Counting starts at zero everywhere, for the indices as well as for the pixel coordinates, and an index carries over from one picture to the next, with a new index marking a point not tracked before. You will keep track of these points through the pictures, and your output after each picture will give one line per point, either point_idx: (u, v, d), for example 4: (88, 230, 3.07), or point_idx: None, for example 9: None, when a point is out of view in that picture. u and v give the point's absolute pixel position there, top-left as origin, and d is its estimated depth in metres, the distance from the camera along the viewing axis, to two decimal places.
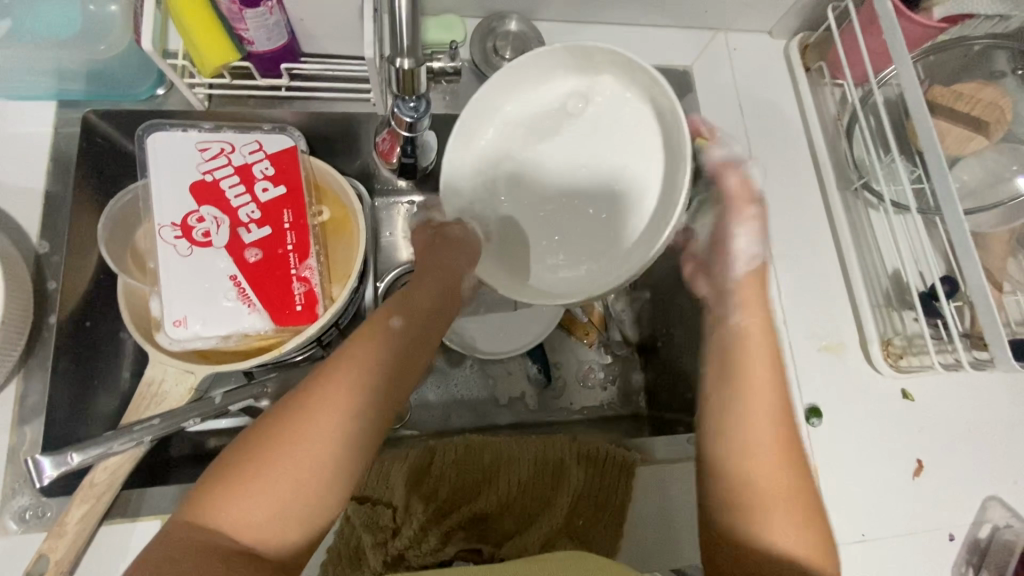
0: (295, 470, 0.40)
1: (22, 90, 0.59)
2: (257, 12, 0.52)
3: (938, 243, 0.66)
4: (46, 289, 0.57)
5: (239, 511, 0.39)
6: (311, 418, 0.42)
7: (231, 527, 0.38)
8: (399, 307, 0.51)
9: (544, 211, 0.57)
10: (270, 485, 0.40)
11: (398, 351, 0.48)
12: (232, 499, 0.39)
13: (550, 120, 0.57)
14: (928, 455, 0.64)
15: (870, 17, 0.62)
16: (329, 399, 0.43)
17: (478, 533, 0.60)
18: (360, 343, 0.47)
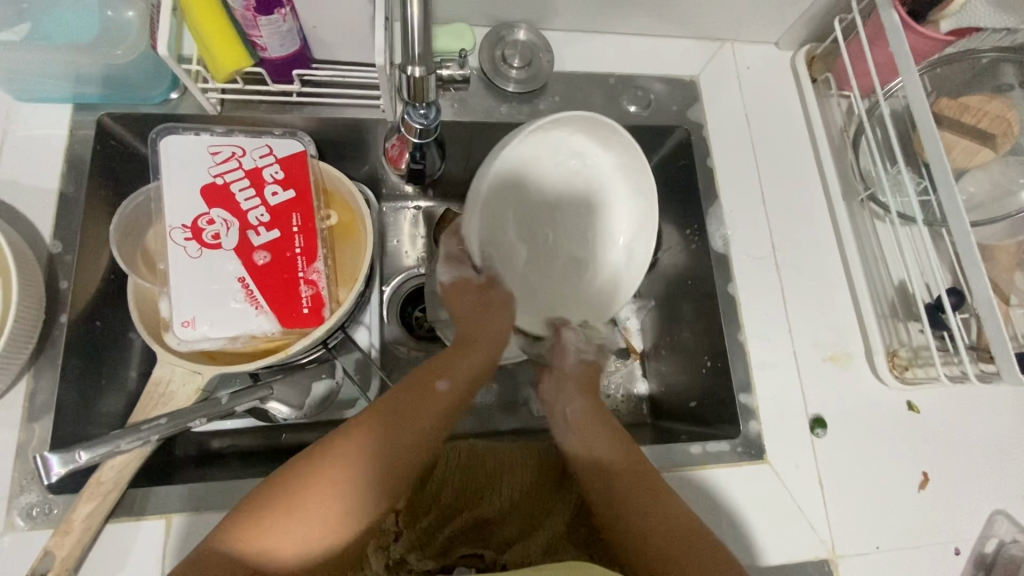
0: (331, 510, 0.44)
1: (38, 93, 0.60)
2: (271, 19, 0.53)
3: (944, 255, 0.66)
4: (57, 288, 0.57)
5: (266, 541, 0.42)
6: (345, 471, 0.45)
7: (254, 558, 0.41)
8: (447, 369, 0.55)
9: (541, 248, 0.62)
10: (305, 520, 0.43)
11: (442, 413, 0.52)
12: (268, 525, 0.42)
13: (543, 164, 0.61)
14: (934, 468, 0.63)
15: (876, 29, 0.62)
16: (363, 454, 0.46)
17: (480, 538, 0.60)
18: (404, 399, 0.50)
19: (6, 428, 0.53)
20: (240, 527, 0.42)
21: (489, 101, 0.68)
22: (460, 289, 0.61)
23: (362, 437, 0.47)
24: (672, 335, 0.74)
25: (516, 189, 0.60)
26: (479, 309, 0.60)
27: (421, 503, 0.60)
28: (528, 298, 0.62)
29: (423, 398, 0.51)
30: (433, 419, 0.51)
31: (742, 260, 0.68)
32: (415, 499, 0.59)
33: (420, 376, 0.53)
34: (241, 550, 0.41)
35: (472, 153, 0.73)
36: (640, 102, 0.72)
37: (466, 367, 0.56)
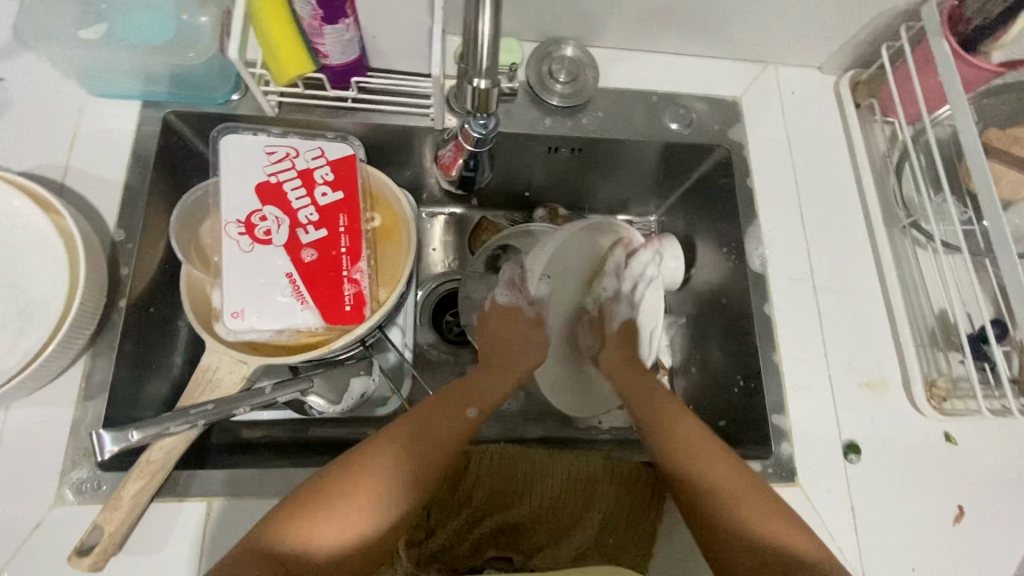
0: (366, 511, 0.47)
1: (111, 89, 0.64)
2: (335, 28, 0.55)
3: (988, 286, 0.65)
4: (118, 274, 0.60)
5: (291, 527, 0.45)
6: (370, 471, 0.49)
7: (278, 543, 0.44)
8: (476, 395, 0.59)
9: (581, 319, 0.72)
10: (341, 518, 0.46)
11: (463, 434, 0.56)
12: (308, 522, 0.45)
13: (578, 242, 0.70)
14: (970, 502, 0.62)
15: (925, 58, 0.63)
16: (387, 458, 0.50)
17: (510, 541, 0.61)
18: (430, 417, 0.55)
19: (63, 405, 0.56)
20: (279, 523, 0.45)
21: (534, 114, 0.69)
22: (505, 318, 0.67)
23: (391, 446, 0.51)
24: (702, 353, 0.74)
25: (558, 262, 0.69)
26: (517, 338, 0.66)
27: (453, 503, 0.61)
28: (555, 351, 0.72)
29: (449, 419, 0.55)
30: (454, 438, 0.55)
31: (780, 281, 0.68)
32: (447, 499, 0.61)
33: (446, 395, 0.58)
34: (280, 547, 0.44)
35: (514, 164, 0.75)
36: (682, 120, 0.72)
37: (491, 394, 0.60)
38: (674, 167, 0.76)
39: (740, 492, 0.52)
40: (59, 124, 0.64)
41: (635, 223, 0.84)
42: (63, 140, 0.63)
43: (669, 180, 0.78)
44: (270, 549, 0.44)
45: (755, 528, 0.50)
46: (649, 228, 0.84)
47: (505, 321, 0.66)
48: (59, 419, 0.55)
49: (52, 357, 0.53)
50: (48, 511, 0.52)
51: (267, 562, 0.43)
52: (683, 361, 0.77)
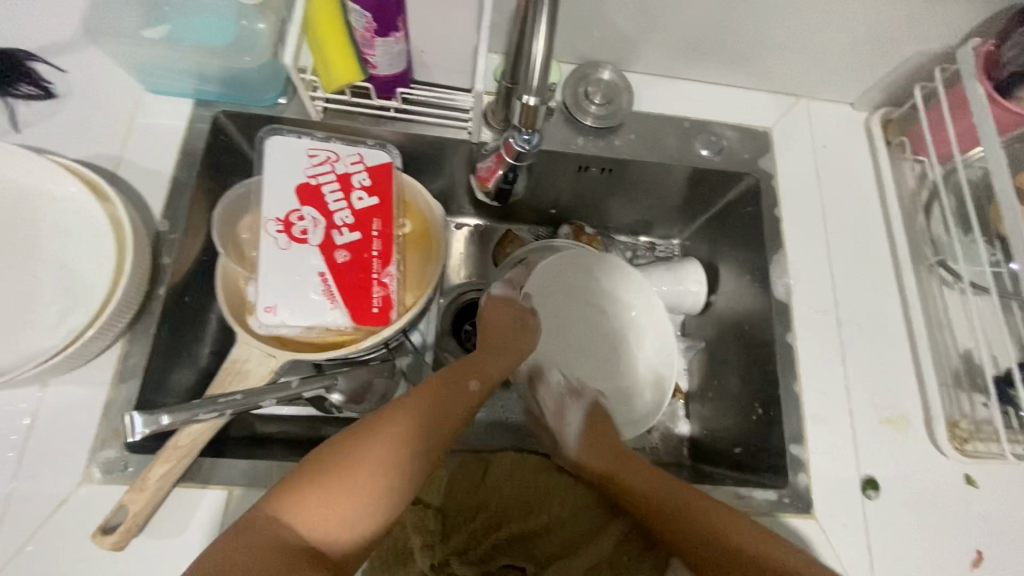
0: (375, 485, 0.45)
1: (166, 86, 0.67)
2: (386, 41, 0.58)
3: (1015, 329, 0.65)
4: (159, 262, 0.62)
5: (302, 511, 0.43)
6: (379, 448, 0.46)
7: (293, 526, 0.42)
8: (478, 369, 0.57)
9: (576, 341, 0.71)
10: (355, 507, 0.44)
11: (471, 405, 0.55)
12: (323, 510, 0.43)
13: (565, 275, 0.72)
14: (989, 547, 0.61)
15: (959, 99, 0.63)
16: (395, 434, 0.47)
17: (523, 552, 0.61)
18: (438, 391, 0.52)
19: (97, 386, 0.57)
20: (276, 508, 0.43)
21: (567, 132, 0.71)
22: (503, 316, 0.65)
23: (410, 429, 0.48)
24: (719, 379, 0.74)
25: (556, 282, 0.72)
26: (507, 325, 0.64)
27: (468, 506, 0.61)
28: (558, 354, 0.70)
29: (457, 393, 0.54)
30: (462, 410, 0.54)
31: (804, 311, 0.68)
32: (462, 503, 0.61)
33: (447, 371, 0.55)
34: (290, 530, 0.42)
35: (544, 181, 0.76)
36: (712, 147, 0.74)
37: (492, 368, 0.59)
38: (701, 194, 0.77)
39: (732, 527, 0.51)
40: (114, 116, 0.66)
41: (658, 246, 0.85)
42: (118, 133, 0.66)
43: (694, 205, 0.79)
44: (282, 544, 0.41)
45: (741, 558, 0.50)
46: (672, 251, 0.85)
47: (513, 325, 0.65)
48: (91, 400, 0.57)
49: (92, 338, 0.55)
50: (74, 488, 0.54)
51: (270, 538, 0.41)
52: (699, 386, 0.77)
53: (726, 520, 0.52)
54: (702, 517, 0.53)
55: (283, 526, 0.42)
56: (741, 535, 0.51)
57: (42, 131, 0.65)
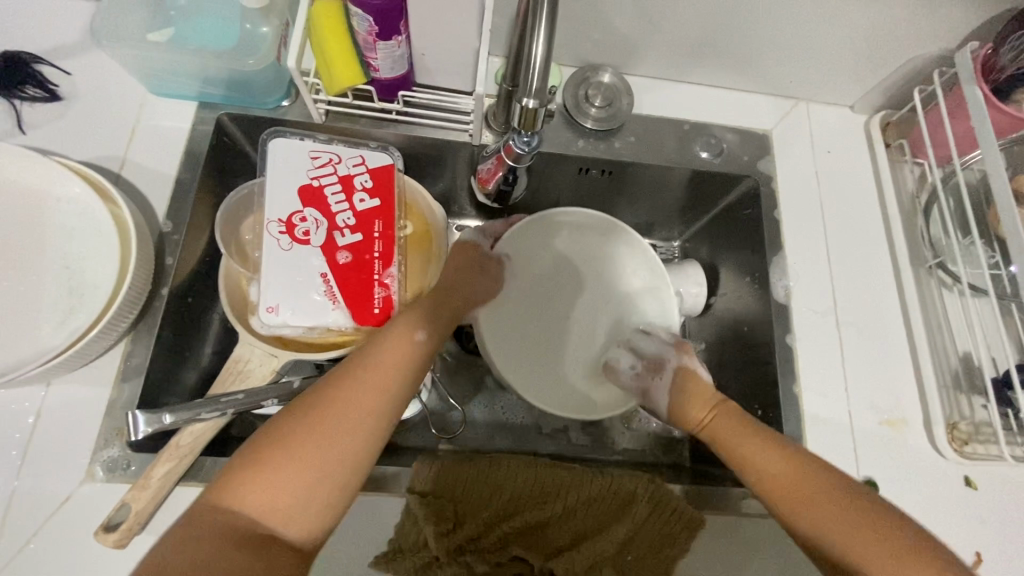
0: (318, 458, 0.45)
1: (170, 89, 0.68)
2: (388, 45, 0.59)
3: (1013, 331, 0.65)
4: (163, 263, 0.63)
5: (249, 495, 0.43)
6: (321, 421, 0.46)
7: (243, 512, 0.42)
8: (421, 322, 0.57)
9: (557, 299, 0.76)
10: (303, 485, 0.44)
11: (418, 363, 0.54)
12: (268, 491, 0.43)
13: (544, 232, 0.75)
14: (989, 549, 0.61)
15: (957, 103, 0.64)
16: (334, 405, 0.47)
17: (532, 542, 0.62)
18: (378, 355, 0.52)
19: (101, 385, 0.58)
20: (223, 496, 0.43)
21: (567, 135, 0.71)
22: (466, 268, 0.68)
23: (350, 395, 0.48)
24: (720, 380, 0.75)
25: (536, 239, 0.75)
26: (462, 272, 0.67)
27: (480, 499, 0.61)
28: (541, 316, 0.75)
29: (403, 352, 0.53)
30: (409, 366, 0.53)
31: (803, 312, 0.68)
32: (474, 496, 0.61)
33: (392, 332, 0.54)
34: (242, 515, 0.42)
35: (545, 183, 0.77)
36: (712, 149, 0.74)
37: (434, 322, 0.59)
38: (701, 196, 0.77)
39: (816, 502, 0.48)
40: (118, 118, 0.67)
41: (658, 247, 0.86)
42: (122, 134, 0.67)
43: (694, 208, 0.79)
44: (234, 533, 0.41)
45: (830, 539, 0.47)
46: (673, 253, 0.85)
47: (469, 269, 0.68)
48: (95, 399, 0.57)
49: (96, 337, 0.55)
50: (77, 487, 0.54)
51: (223, 526, 0.42)
52: None
53: (810, 494, 0.49)
54: (785, 488, 0.50)
55: (232, 513, 0.42)
56: (830, 514, 0.47)
57: (47, 133, 0.65)
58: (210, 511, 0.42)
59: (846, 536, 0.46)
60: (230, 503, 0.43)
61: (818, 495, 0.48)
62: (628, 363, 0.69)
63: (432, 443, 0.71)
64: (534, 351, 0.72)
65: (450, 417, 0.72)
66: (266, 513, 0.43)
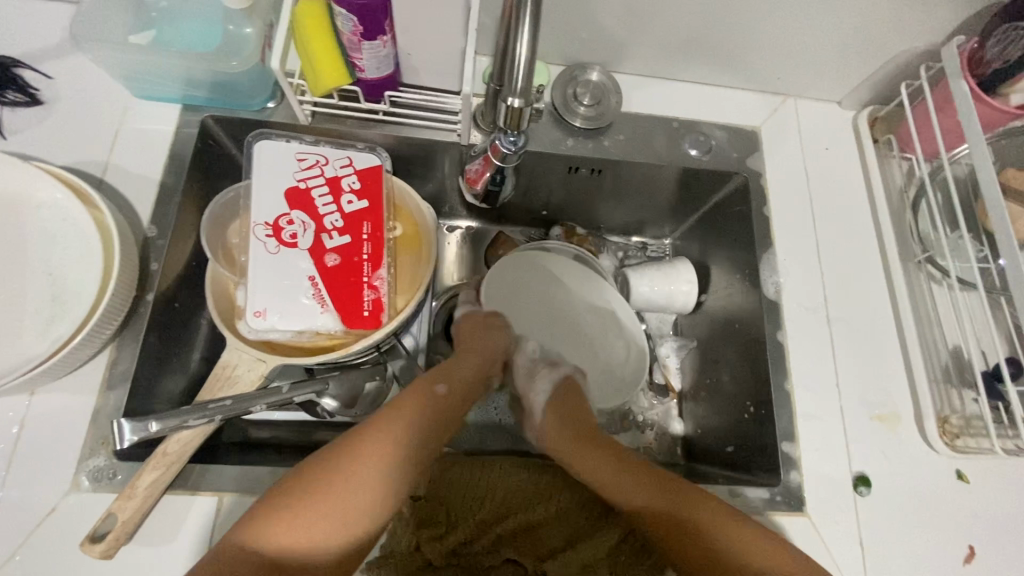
0: (346, 501, 0.45)
1: (153, 91, 0.67)
2: (373, 44, 0.58)
3: (1003, 325, 0.66)
4: (148, 268, 0.62)
5: (279, 533, 0.43)
6: (351, 466, 0.47)
7: (267, 546, 0.43)
8: (440, 375, 0.58)
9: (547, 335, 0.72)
10: (330, 528, 0.44)
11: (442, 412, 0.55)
12: (295, 530, 0.44)
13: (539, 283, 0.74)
14: (981, 542, 0.61)
15: (944, 97, 0.64)
16: (365, 449, 0.48)
17: (526, 545, 0.61)
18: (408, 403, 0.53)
19: (86, 393, 0.57)
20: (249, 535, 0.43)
21: (556, 134, 0.71)
22: (476, 322, 0.67)
23: (378, 438, 0.49)
24: (711, 378, 0.75)
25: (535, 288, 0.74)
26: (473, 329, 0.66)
27: (472, 501, 0.61)
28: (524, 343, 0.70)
29: (426, 400, 0.54)
30: (434, 416, 0.54)
31: (794, 309, 0.68)
32: (466, 498, 0.61)
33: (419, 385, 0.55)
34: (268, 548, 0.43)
35: (534, 183, 0.76)
36: (701, 146, 0.74)
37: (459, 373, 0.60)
38: (691, 193, 0.77)
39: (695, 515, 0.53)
40: (101, 121, 0.66)
41: (649, 245, 0.86)
42: (105, 138, 0.66)
43: (685, 206, 0.79)
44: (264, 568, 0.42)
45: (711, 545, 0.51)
46: (664, 250, 0.86)
47: (483, 325, 0.66)
48: (80, 408, 0.57)
49: (80, 344, 0.54)
50: (63, 497, 0.53)
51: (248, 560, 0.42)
52: (692, 385, 0.78)
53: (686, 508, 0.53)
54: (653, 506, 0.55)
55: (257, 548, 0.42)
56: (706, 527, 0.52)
57: (28, 137, 0.64)
58: (234, 547, 0.43)
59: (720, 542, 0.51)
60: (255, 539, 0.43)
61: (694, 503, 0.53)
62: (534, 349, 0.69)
63: None
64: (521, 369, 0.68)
65: None
66: (293, 551, 0.43)
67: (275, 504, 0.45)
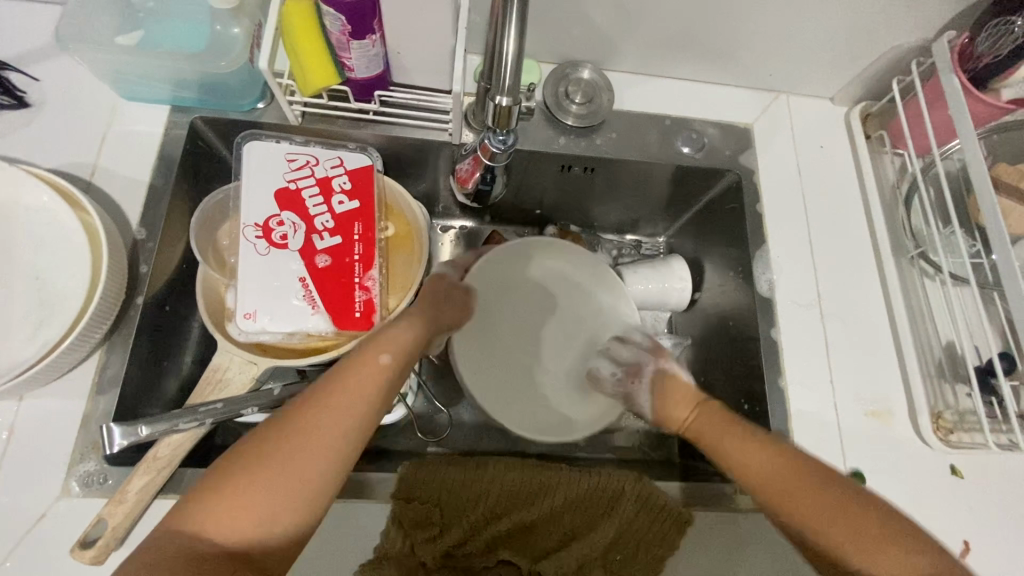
0: (281, 487, 0.41)
1: (141, 93, 0.66)
2: (362, 44, 0.58)
3: (996, 320, 0.66)
4: (137, 271, 0.61)
5: (212, 522, 0.40)
6: (286, 448, 0.42)
7: (201, 537, 0.39)
8: (388, 339, 0.50)
9: (526, 326, 0.73)
10: (269, 515, 0.41)
11: (393, 383, 0.49)
12: (228, 519, 0.40)
13: (517, 266, 0.73)
14: (976, 537, 0.61)
15: (935, 93, 0.64)
16: (301, 430, 0.43)
17: (520, 545, 0.61)
18: (351, 373, 0.46)
19: (75, 398, 0.57)
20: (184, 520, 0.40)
21: (548, 132, 0.71)
22: (433, 291, 0.61)
23: (316, 417, 0.43)
24: (706, 376, 0.75)
25: (516, 266, 0.73)
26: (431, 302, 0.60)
27: (466, 501, 0.61)
28: (502, 346, 0.71)
29: (371, 370, 0.47)
30: (380, 385, 0.47)
31: (788, 306, 0.68)
32: (461, 499, 0.61)
33: (364, 353, 0.48)
34: (202, 540, 0.39)
35: (527, 182, 0.76)
36: (694, 144, 0.74)
37: (407, 335, 0.52)
38: (684, 191, 0.77)
39: (825, 511, 0.46)
40: (89, 124, 0.66)
41: (643, 243, 0.86)
42: (93, 140, 0.65)
43: (678, 203, 0.79)
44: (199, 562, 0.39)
45: (836, 543, 0.46)
46: (658, 248, 0.85)
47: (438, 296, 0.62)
48: (70, 412, 0.56)
49: (69, 348, 0.54)
50: (52, 503, 0.53)
51: (187, 552, 0.39)
52: None
53: (822, 504, 0.47)
54: (780, 495, 0.48)
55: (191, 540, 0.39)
56: (833, 526, 0.46)
57: (15, 140, 0.64)
58: (169, 534, 0.40)
59: (851, 543, 0.45)
60: (189, 528, 0.40)
61: (827, 501, 0.47)
62: (610, 372, 0.68)
63: (421, 445, 0.70)
64: (506, 379, 0.70)
65: (437, 420, 0.72)
66: (231, 539, 0.40)
67: (204, 492, 0.41)
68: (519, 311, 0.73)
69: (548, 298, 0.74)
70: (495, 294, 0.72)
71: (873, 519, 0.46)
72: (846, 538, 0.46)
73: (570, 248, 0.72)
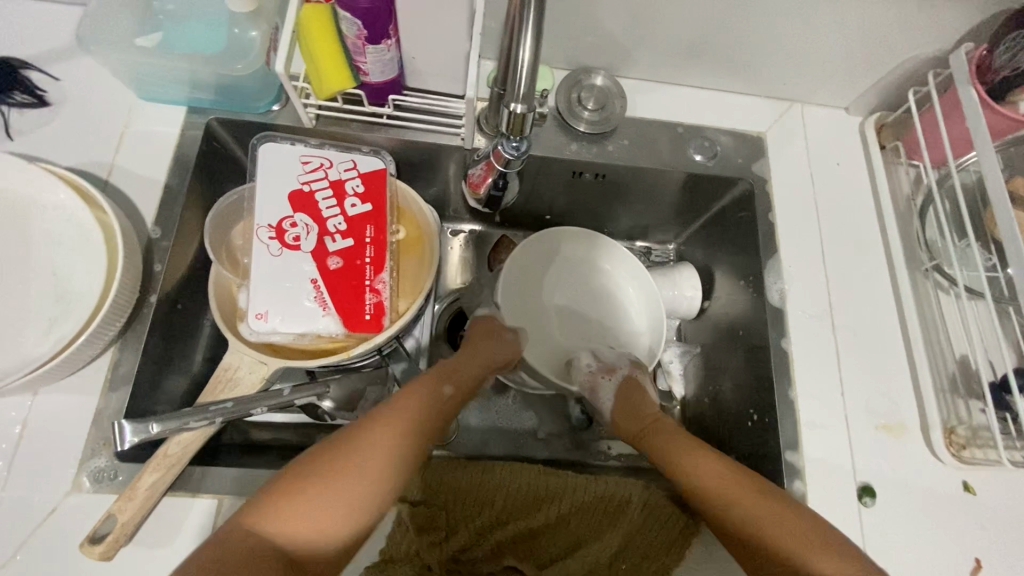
0: (350, 492, 0.46)
1: (159, 94, 0.67)
2: (377, 48, 0.58)
3: (1011, 336, 0.65)
4: (151, 270, 0.62)
5: (284, 518, 0.43)
6: (359, 455, 0.47)
7: (271, 530, 0.43)
8: (449, 375, 0.59)
9: (557, 306, 0.77)
10: (335, 517, 0.45)
11: (445, 415, 0.57)
12: (296, 517, 0.44)
13: (546, 254, 0.77)
14: (988, 555, 0.60)
15: (952, 104, 0.63)
16: (373, 441, 0.49)
17: (524, 551, 0.61)
18: (415, 399, 0.54)
19: (88, 394, 0.57)
20: (258, 516, 0.43)
21: (561, 139, 0.71)
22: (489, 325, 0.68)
23: (383, 432, 0.50)
24: (714, 385, 0.74)
25: (545, 257, 0.77)
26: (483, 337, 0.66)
27: (471, 506, 0.61)
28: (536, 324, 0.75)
29: (430, 398, 0.56)
30: (436, 414, 0.55)
31: (799, 317, 0.68)
32: (466, 504, 0.61)
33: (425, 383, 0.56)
34: (273, 534, 0.43)
35: (538, 187, 0.76)
36: (706, 152, 0.73)
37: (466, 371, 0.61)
38: (695, 199, 0.77)
39: (759, 507, 0.51)
40: (107, 123, 0.67)
41: (653, 250, 0.85)
42: (111, 139, 0.66)
43: (689, 211, 0.79)
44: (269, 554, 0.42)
45: (766, 536, 0.50)
46: (668, 255, 0.85)
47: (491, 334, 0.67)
48: (83, 408, 0.57)
49: (83, 344, 0.55)
50: (64, 498, 0.53)
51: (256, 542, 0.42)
52: (695, 393, 0.77)
53: (756, 501, 0.52)
54: (723, 492, 0.54)
55: (263, 532, 0.42)
56: (770, 520, 0.50)
57: (36, 139, 0.65)
58: (238, 528, 0.42)
59: (789, 539, 0.49)
60: (260, 524, 0.43)
61: (767, 500, 0.52)
62: (587, 361, 0.71)
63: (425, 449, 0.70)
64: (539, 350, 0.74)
65: None
66: (298, 538, 0.43)
67: (282, 489, 0.45)
68: (557, 296, 0.77)
69: (576, 281, 0.78)
70: (531, 278, 0.77)
71: (802, 516, 0.50)
72: (783, 531, 0.50)
73: (590, 237, 0.76)
